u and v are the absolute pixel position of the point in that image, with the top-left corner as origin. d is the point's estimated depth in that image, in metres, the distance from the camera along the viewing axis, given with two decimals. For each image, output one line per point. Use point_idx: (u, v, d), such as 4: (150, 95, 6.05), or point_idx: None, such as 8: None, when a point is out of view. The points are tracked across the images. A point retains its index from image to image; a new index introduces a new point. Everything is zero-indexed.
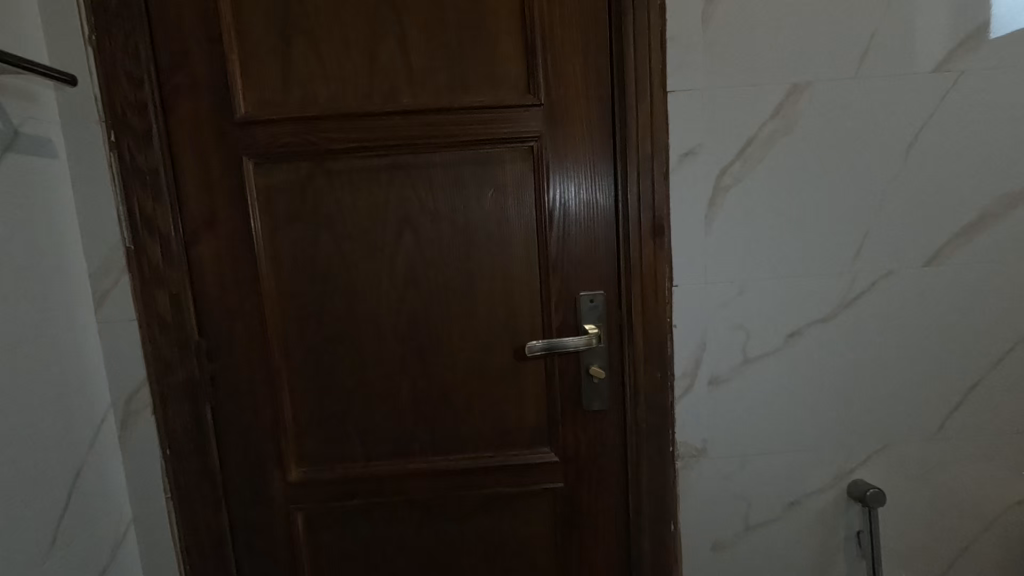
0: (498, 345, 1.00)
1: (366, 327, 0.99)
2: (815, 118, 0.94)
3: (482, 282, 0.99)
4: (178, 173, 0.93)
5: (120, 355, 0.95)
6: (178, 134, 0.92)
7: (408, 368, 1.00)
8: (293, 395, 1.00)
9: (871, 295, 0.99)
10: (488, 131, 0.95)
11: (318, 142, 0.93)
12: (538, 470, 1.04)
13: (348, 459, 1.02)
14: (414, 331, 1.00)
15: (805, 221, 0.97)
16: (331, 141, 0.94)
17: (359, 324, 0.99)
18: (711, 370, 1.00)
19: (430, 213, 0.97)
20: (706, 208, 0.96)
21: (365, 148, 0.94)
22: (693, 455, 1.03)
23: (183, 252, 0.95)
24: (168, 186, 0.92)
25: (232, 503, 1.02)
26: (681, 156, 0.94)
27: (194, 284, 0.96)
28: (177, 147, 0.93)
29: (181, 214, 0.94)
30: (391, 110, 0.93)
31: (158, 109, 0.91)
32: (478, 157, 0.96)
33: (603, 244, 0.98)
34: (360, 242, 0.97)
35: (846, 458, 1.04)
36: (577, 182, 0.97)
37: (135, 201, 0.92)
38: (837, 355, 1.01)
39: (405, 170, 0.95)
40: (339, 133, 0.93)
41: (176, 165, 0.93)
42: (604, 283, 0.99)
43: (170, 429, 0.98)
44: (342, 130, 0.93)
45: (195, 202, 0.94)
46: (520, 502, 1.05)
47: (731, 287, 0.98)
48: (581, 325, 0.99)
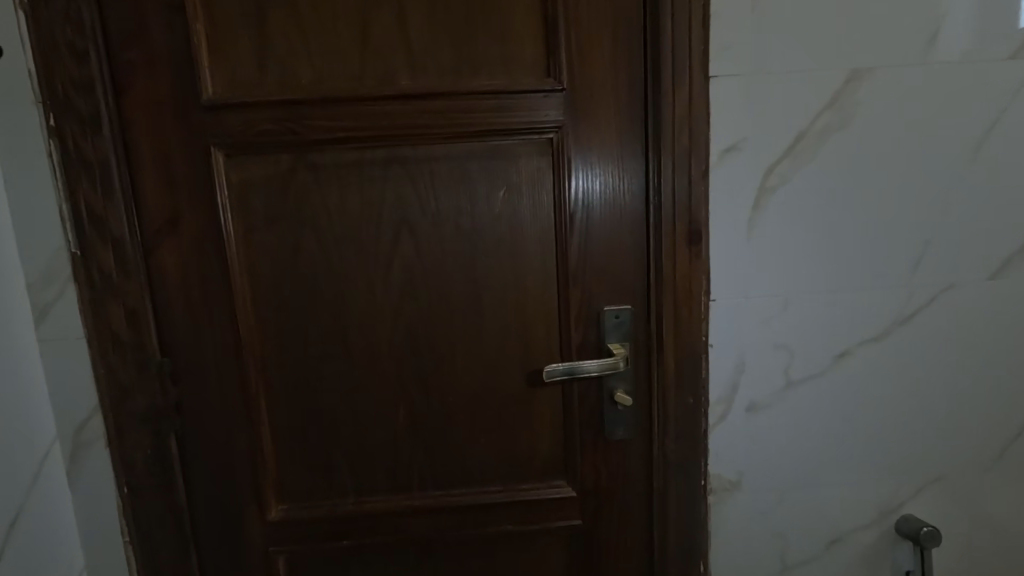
0: (509, 366, 0.88)
1: (358, 346, 0.86)
2: (876, 111, 0.82)
3: (492, 295, 0.86)
4: (133, 166, 0.79)
5: (67, 378, 0.81)
6: (133, 119, 0.78)
7: (406, 392, 0.88)
8: (273, 424, 0.87)
9: (930, 312, 0.88)
10: (501, 120, 0.81)
11: (301, 131, 0.79)
12: (553, 506, 0.92)
13: (337, 495, 0.90)
14: (413, 350, 0.87)
15: (860, 228, 0.85)
16: (315, 130, 0.80)
17: (349, 342, 0.86)
18: (749, 395, 0.89)
19: (433, 215, 0.84)
20: (749, 212, 0.83)
21: (357, 138, 0.80)
22: (726, 489, 0.92)
23: (141, 259, 0.80)
24: (122, 181, 0.78)
25: (204, 546, 0.89)
26: (722, 152, 0.82)
27: (154, 296, 0.82)
28: (132, 134, 0.78)
29: (139, 214, 0.80)
30: (388, 94, 0.79)
31: (108, 89, 0.76)
32: (489, 150, 0.83)
33: (631, 252, 0.86)
34: (352, 248, 0.83)
35: (895, 491, 0.94)
36: (601, 180, 0.84)
37: (82, 198, 0.77)
38: (889, 378, 0.90)
39: (403, 164, 0.82)
40: (326, 120, 0.80)
41: (132, 156, 0.79)
42: (631, 296, 0.87)
43: (128, 463, 0.84)
44: (329, 117, 0.79)
45: (154, 200, 0.80)
46: (532, 541, 0.93)
47: (776, 302, 0.86)
48: (604, 344, 0.87)
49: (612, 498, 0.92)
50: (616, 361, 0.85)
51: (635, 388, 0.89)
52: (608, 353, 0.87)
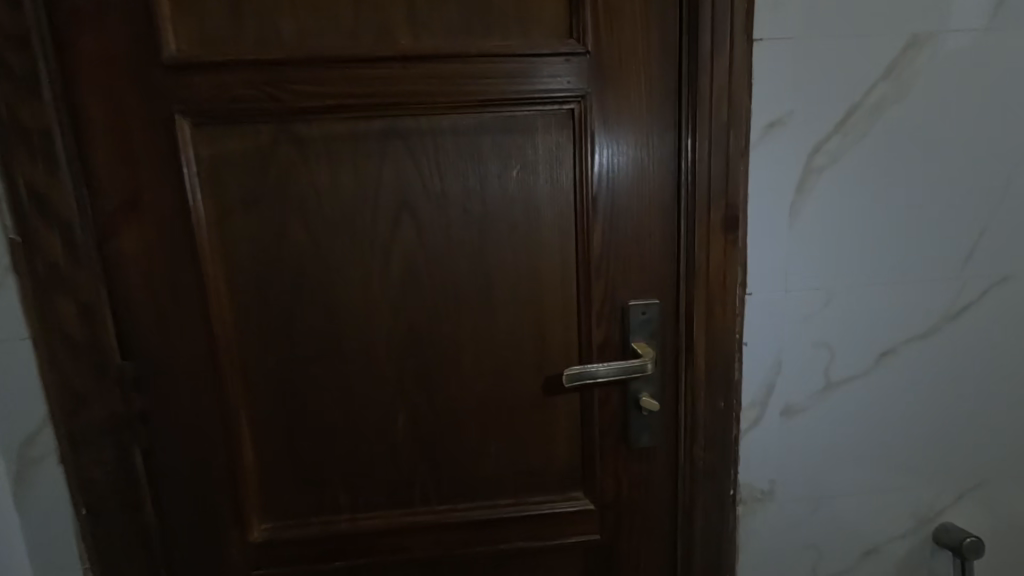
0: (523, 367, 0.79)
1: (352, 346, 0.76)
2: (936, 82, 0.73)
3: (503, 288, 0.76)
4: (82, 136, 0.66)
5: (9, 385, 0.70)
6: (80, 79, 0.65)
7: (407, 397, 0.78)
8: (256, 434, 0.77)
9: (981, 306, 0.81)
10: (516, 88, 0.71)
11: (283, 97, 0.68)
12: (569, 521, 0.83)
13: (330, 512, 0.80)
14: (416, 350, 0.77)
15: (911, 214, 0.77)
16: (300, 97, 0.68)
17: (342, 342, 0.75)
18: (785, 398, 0.81)
19: (438, 198, 0.73)
20: (793, 196, 0.75)
21: (350, 106, 0.69)
22: (757, 499, 0.84)
23: (96, 246, 0.69)
24: (69, 154, 0.66)
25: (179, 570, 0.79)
26: (766, 127, 0.72)
27: (112, 289, 0.70)
28: (81, 99, 0.66)
29: (92, 194, 0.68)
30: (386, 54, 0.68)
31: (49, 44, 0.64)
32: (502, 123, 0.72)
33: (660, 239, 0.77)
34: (344, 234, 0.73)
35: (934, 499, 0.87)
36: (628, 159, 0.74)
37: (20, 174, 0.65)
38: (935, 378, 0.83)
39: (403, 138, 0.71)
40: (314, 84, 0.68)
41: (81, 124, 0.66)
42: (659, 289, 0.78)
43: (87, 481, 0.73)
44: (316, 81, 0.68)
45: (108, 176, 0.68)
46: (546, 558, 0.85)
47: (818, 296, 0.78)
48: (629, 343, 0.78)
49: (633, 510, 0.84)
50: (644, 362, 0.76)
51: (661, 391, 0.80)
52: (633, 353, 0.78)
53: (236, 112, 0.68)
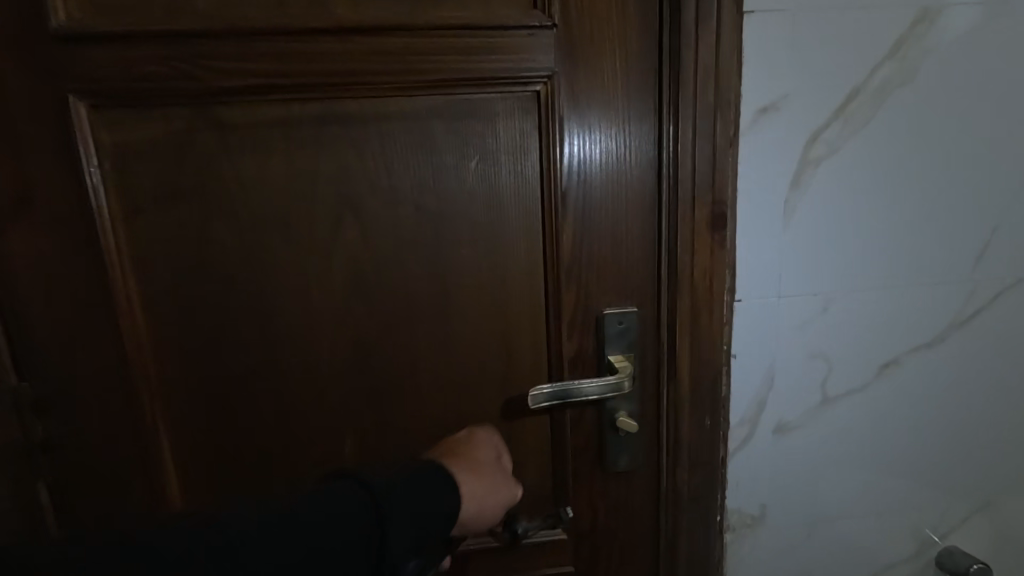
0: (486, 384, 0.70)
1: (290, 361, 0.67)
2: (946, 63, 0.65)
3: (462, 295, 0.68)
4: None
5: None
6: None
7: (355, 418, 0.69)
8: (181, 461, 0.68)
9: (993, 312, 0.73)
10: (472, 67, 0.62)
11: (198, 76, 0.58)
12: (540, 551, 0.75)
13: None
14: (363, 365, 0.68)
15: (916, 210, 0.69)
16: (219, 76, 0.58)
17: (278, 357, 0.66)
18: (778, 415, 0.73)
19: (385, 193, 0.64)
20: (787, 191, 0.66)
21: (278, 87, 0.60)
22: (746, 525, 0.77)
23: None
24: None
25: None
26: (757, 112, 0.64)
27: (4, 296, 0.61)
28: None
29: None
30: (319, 26, 0.59)
31: None
32: (456, 107, 0.63)
33: (638, 239, 0.68)
34: (277, 235, 0.63)
35: (938, 521, 0.80)
36: (602, 149, 0.66)
37: None
38: (942, 392, 0.75)
39: (343, 125, 0.62)
40: (235, 61, 0.58)
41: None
42: (637, 296, 0.70)
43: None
44: (237, 57, 0.58)
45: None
46: None
47: (815, 302, 0.70)
48: (604, 356, 0.71)
49: (610, 537, 0.76)
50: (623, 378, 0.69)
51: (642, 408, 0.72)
52: (609, 367, 0.70)
53: (143, 94, 0.58)
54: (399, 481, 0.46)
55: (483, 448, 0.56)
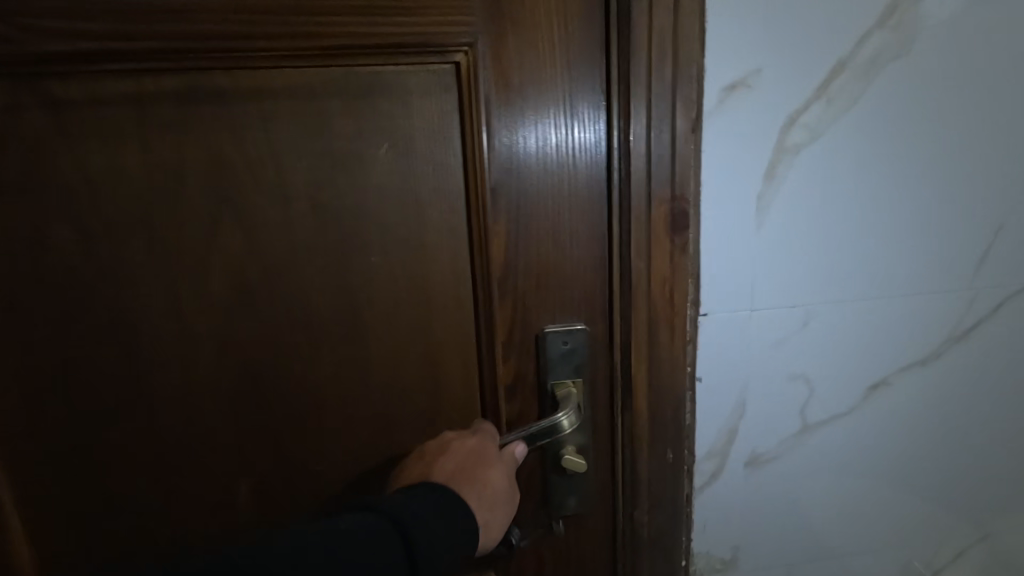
0: (406, 415, 0.59)
1: (164, 392, 0.55)
2: (946, 33, 0.55)
3: (375, 310, 0.56)
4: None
5: None
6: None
7: (248, 458, 0.58)
8: (38, 507, 0.57)
9: (994, 324, 0.64)
10: (374, 32, 0.50)
11: (19, 39, 0.46)
12: None
13: None
14: (254, 396, 0.57)
15: (910, 208, 0.59)
16: (45, 39, 0.46)
17: (146, 387, 0.55)
18: (751, 446, 0.63)
19: (271, 188, 0.52)
20: (760, 184, 0.56)
21: (123, 54, 0.47)
22: (715, 570, 0.67)
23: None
24: None
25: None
26: (723, 91, 0.53)
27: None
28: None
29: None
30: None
31: None
32: (356, 83, 0.51)
33: (584, 243, 0.57)
34: (136, 239, 0.51)
35: (929, 557, 0.71)
36: (538, 136, 0.55)
37: None
38: (936, 415, 0.66)
39: (213, 103, 0.50)
40: (66, 21, 0.46)
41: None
42: (585, 309, 0.59)
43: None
44: (68, 16, 0.46)
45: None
46: None
47: (792, 315, 0.60)
48: (547, 380, 0.60)
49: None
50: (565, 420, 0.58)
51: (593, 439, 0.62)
52: (552, 394, 0.60)
53: None
54: (421, 507, 0.44)
55: (496, 464, 0.53)
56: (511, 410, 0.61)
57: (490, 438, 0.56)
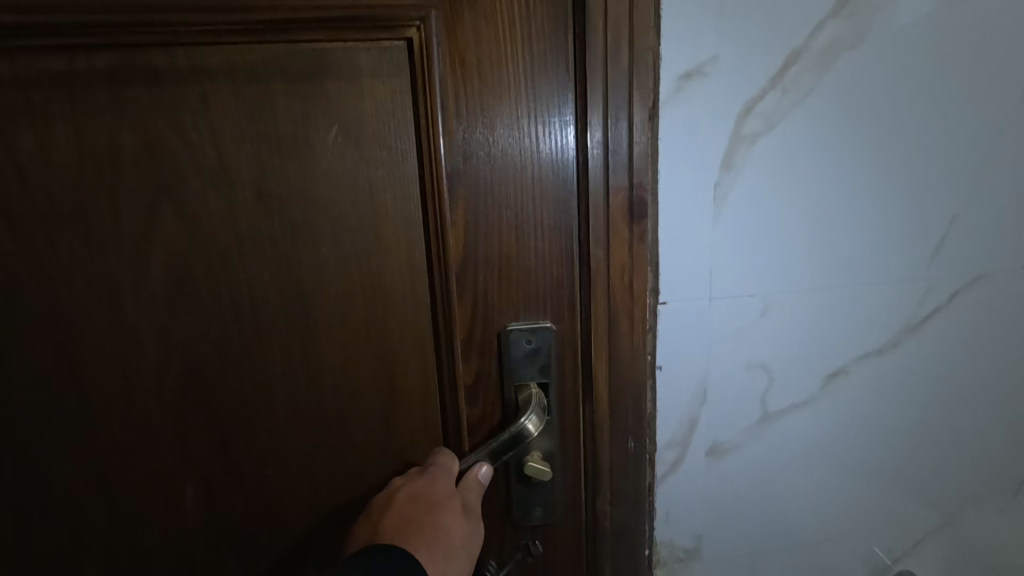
0: (364, 403, 0.59)
1: (118, 374, 0.56)
2: (899, 23, 0.55)
3: (328, 299, 0.56)
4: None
5: None
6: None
7: (202, 441, 0.58)
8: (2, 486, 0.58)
9: (951, 313, 0.64)
10: (320, 8, 0.48)
11: None
12: None
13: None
14: (205, 379, 0.57)
15: (867, 199, 0.59)
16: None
17: (106, 369, 0.56)
18: (712, 436, 0.63)
19: (218, 172, 0.51)
20: (717, 173, 0.56)
21: (65, 35, 0.47)
22: (678, 559, 0.67)
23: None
24: None
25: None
26: (679, 80, 0.54)
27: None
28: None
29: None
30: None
31: None
32: (304, 62, 0.50)
33: (546, 239, 0.56)
34: (83, 221, 0.52)
35: (889, 544, 0.72)
36: (496, 128, 0.53)
37: None
38: (895, 404, 0.66)
39: (156, 86, 0.49)
40: (7, 2, 0.46)
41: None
42: (548, 305, 0.58)
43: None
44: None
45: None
46: None
47: (751, 304, 0.60)
48: (511, 381, 0.59)
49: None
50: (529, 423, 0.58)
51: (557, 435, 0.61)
52: (516, 397, 0.59)
53: None
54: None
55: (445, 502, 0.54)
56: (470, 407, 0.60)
57: (445, 471, 0.56)
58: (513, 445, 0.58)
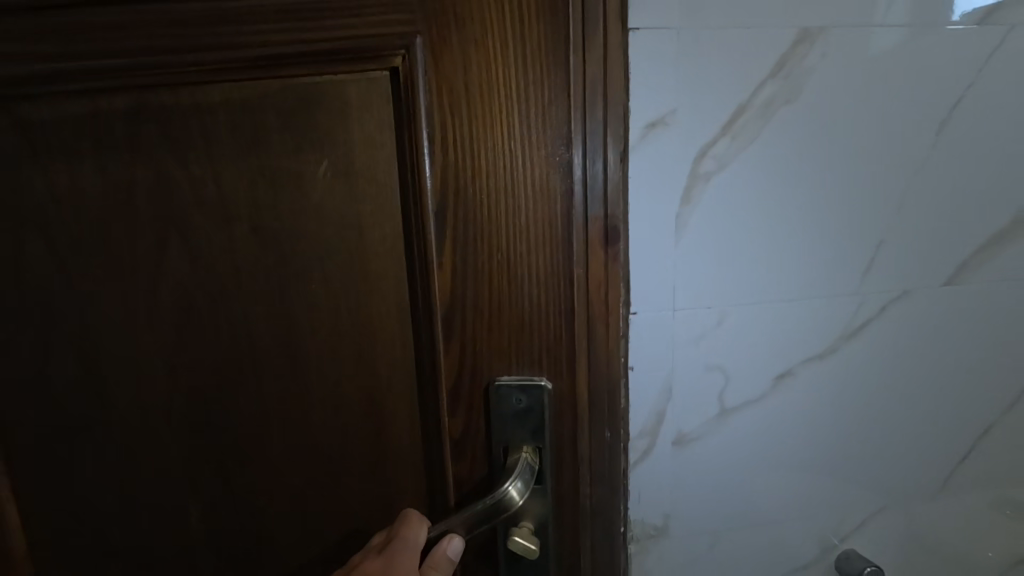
0: (359, 414, 0.65)
1: (145, 380, 0.63)
2: (827, 82, 0.67)
3: (330, 317, 0.62)
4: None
5: None
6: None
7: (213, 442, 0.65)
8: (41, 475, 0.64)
9: (881, 322, 0.75)
10: (320, 49, 0.56)
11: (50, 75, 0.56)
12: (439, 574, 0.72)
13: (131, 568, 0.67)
14: (219, 386, 0.63)
15: (805, 225, 0.71)
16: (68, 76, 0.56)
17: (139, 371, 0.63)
18: (677, 426, 0.73)
19: (236, 202, 0.59)
20: (678, 205, 0.67)
21: (122, 89, 0.57)
22: (650, 536, 0.77)
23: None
24: None
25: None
26: (645, 128, 0.65)
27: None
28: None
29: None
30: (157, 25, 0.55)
31: None
32: (309, 96, 0.58)
33: (536, 264, 0.62)
34: (121, 246, 0.60)
35: (836, 526, 0.82)
36: (493, 163, 0.59)
37: None
38: (837, 401, 0.77)
39: (191, 125, 0.58)
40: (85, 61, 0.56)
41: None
42: (535, 323, 0.64)
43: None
44: (89, 58, 0.56)
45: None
46: None
47: (708, 314, 0.71)
48: (503, 443, 0.66)
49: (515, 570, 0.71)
50: (514, 487, 0.63)
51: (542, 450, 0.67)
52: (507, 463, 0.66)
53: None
54: None
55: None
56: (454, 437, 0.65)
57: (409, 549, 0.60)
58: (494, 512, 0.62)
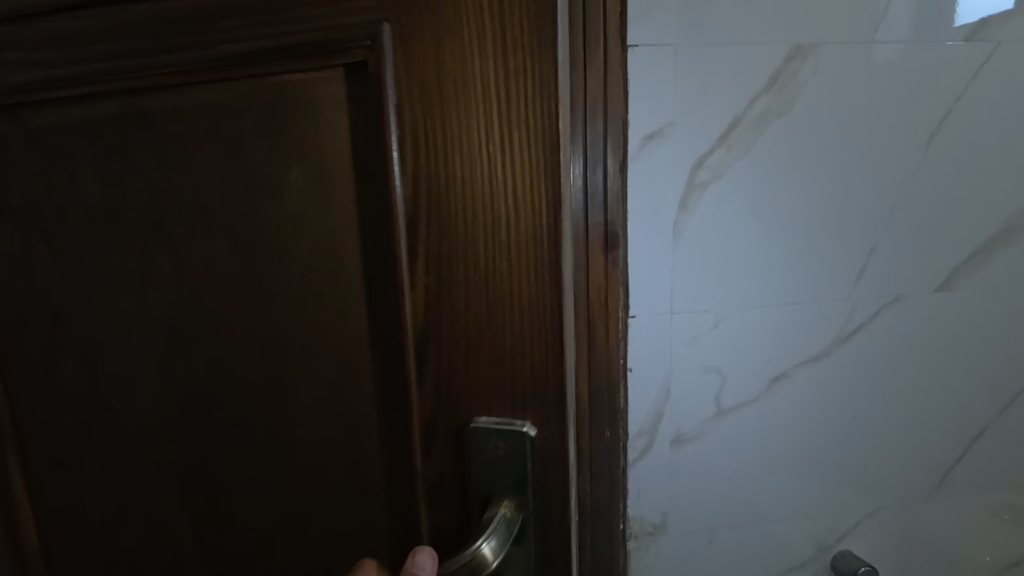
0: (319, 496, 0.43)
1: None
2: (819, 97, 0.70)
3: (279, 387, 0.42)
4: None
5: None
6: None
7: (174, 513, 0.47)
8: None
9: (874, 327, 0.77)
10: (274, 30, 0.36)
11: None
12: None
13: None
14: (181, 445, 0.46)
15: (799, 232, 0.73)
16: None
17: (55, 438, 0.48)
18: (675, 426, 0.76)
19: (190, 203, 0.41)
20: (675, 213, 0.70)
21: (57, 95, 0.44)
22: (648, 533, 0.80)
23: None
24: None
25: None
26: (644, 139, 0.68)
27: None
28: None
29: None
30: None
31: None
32: (269, 98, 0.38)
33: (530, 272, 0.35)
34: (71, 254, 0.44)
35: (831, 527, 0.84)
36: (463, 97, 0.33)
37: None
38: (832, 402, 0.79)
39: (131, 131, 0.41)
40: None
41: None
42: (532, 384, 0.37)
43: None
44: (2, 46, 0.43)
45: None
46: None
47: (705, 318, 0.74)
48: (476, 496, 0.39)
49: None
50: (487, 546, 0.36)
51: (535, 503, 0.39)
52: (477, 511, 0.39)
53: None
54: None
55: None
56: (436, 527, 0.40)
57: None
58: None
